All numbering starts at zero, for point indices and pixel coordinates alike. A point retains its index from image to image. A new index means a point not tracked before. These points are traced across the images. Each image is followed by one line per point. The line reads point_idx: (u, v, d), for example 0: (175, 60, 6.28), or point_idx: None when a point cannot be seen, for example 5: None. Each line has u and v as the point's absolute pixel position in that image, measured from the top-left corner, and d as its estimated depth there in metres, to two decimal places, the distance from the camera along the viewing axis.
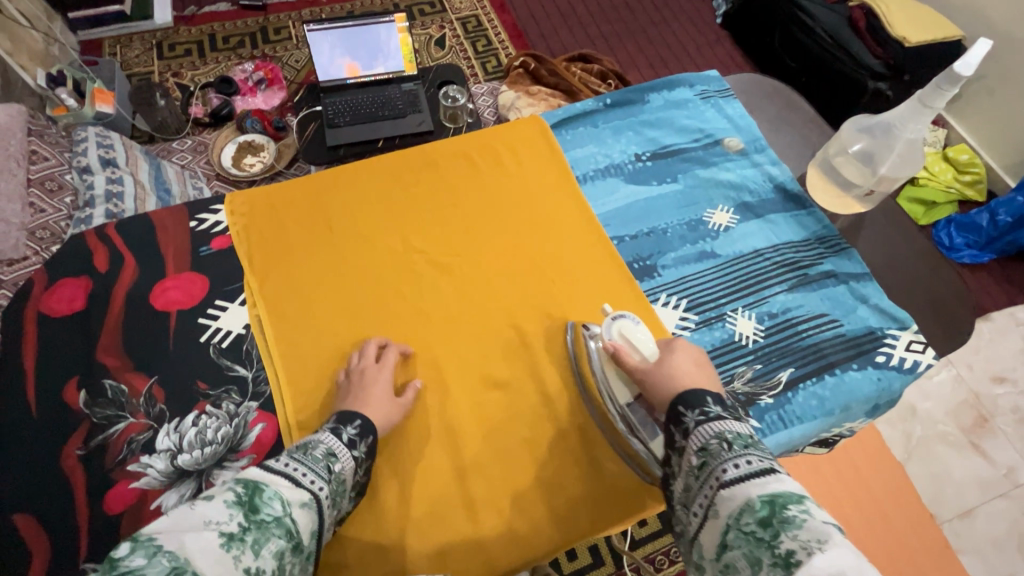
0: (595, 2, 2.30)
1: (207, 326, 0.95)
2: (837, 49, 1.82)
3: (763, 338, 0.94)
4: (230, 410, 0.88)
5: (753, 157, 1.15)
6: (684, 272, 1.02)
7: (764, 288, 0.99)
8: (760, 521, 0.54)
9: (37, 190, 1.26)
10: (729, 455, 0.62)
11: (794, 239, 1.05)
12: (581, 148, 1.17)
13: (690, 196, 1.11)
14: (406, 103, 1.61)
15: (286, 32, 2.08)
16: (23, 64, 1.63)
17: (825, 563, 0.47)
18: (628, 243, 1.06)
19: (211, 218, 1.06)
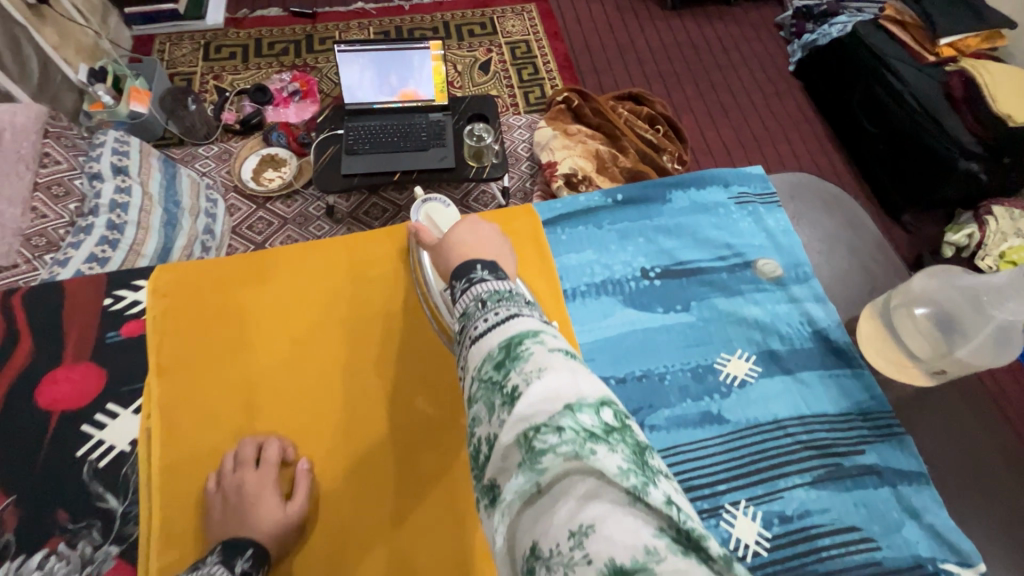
0: (656, 37, 2.14)
1: (88, 437, 0.81)
2: (926, 118, 1.59)
3: (768, 551, 0.74)
4: (83, 555, 0.72)
5: (790, 290, 0.96)
6: (679, 439, 0.81)
7: (780, 478, 0.79)
8: (495, 366, 0.50)
9: (42, 194, 1.24)
10: (480, 312, 0.56)
11: (828, 411, 0.86)
12: (577, 252, 0.98)
13: (703, 334, 0.91)
14: (430, 135, 1.52)
15: (331, 42, 2.04)
16: (67, 59, 1.65)
17: (545, 390, 0.45)
18: (615, 388, 0.85)
19: (131, 296, 0.93)
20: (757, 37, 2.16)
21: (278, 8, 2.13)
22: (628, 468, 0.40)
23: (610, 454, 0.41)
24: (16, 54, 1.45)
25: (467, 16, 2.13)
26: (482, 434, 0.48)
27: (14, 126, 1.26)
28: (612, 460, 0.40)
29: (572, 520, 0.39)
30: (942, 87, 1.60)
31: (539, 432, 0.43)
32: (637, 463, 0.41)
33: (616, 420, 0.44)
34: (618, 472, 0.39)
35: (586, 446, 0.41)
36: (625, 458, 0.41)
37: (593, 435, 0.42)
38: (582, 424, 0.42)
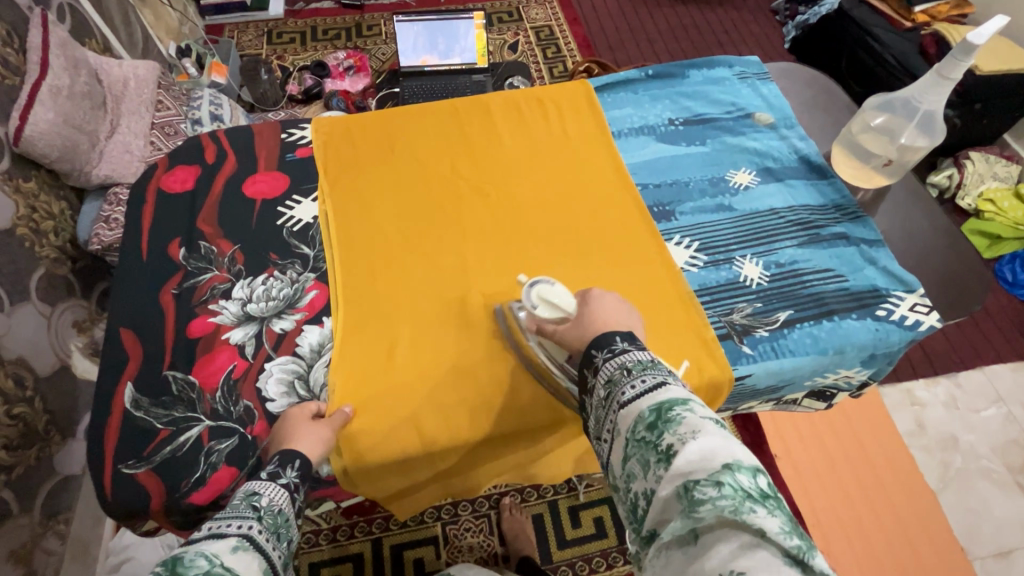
0: (663, 21, 2.41)
1: (283, 214, 0.94)
2: (903, 73, 1.83)
3: (768, 283, 0.84)
4: (292, 277, 0.88)
5: (782, 132, 1.02)
6: (700, 220, 0.92)
7: (774, 241, 0.88)
8: (648, 426, 0.57)
9: (158, 132, 1.49)
10: (627, 378, 0.62)
11: (812, 202, 0.93)
12: (618, 109, 1.06)
13: (715, 158, 0.99)
14: (474, 92, 1.77)
15: (378, 29, 2.32)
16: (160, 37, 1.94)
17: (700, 449, 0.52)
18: (651, 191, 0.95)
19: (301, 133, 1.05)
20: (754, 21, 2.42)
21: (329, 1, 2.42)
22: (788, 530, 0.45)
23: (769, 516, 0.46)
24: (126, 26, 1.72)
25: (496, 5, 2.41)
26: (638, 489, 0.56)
27: (135, 77, 1.51)
28: (772, 521, 0.46)
29: (724, 568, 0.45)
30: (918, 46, 1.84)
31: (697, 485, 0.49)
32: (794, 529, 0.46)
33: (769, 487, 0.50)
34: (778, 531, 0.45)
35: (744, 504, 0.47)
36: (783, 522, 0.46)
37: (750, 496, 0.48)
38: (740, 483, 0.49)
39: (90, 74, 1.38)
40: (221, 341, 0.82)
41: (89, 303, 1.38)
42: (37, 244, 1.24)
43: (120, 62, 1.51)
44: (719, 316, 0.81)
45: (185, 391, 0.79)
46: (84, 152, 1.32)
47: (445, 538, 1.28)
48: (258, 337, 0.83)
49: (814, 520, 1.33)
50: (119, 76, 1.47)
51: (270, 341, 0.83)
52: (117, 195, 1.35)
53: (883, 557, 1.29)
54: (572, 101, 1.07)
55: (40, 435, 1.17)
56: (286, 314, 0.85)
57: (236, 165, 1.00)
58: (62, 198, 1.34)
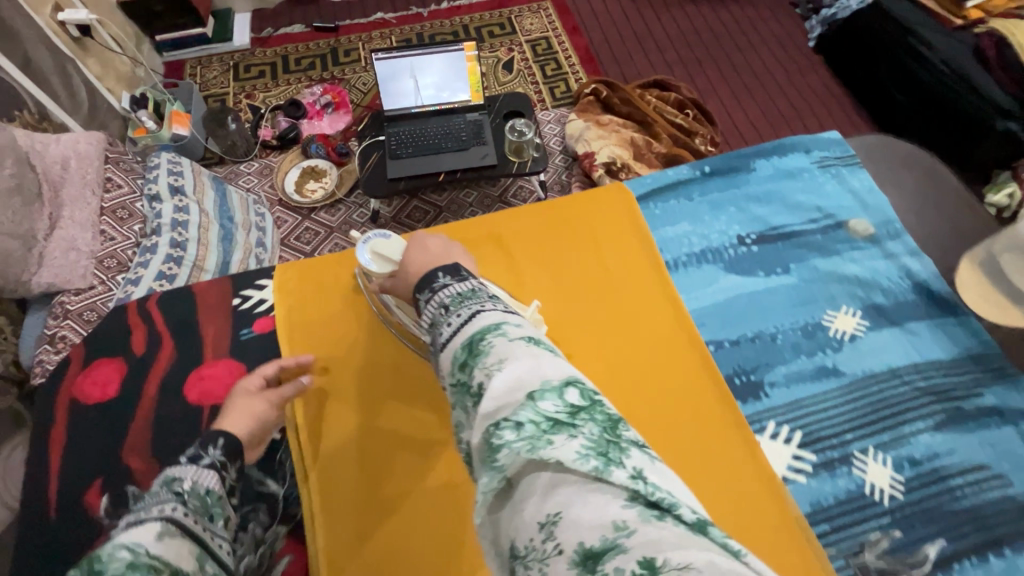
0: (672, 23, 2.16)
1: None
2: (957, 81, 1.59)
3: (903, 493, 0.70)
4: (257, 535, 0.75)
5: (886, 246, 0.89)
6: (799, 395, 0.76)
7: (904, 422, 0.75)
8: (461, 366, 0.51)
9: (109, 218, 1.29)
10: (443, 318, 0.56)
11: (939, 358, 0.80)
12: (673, 225, 0.91)
13: (806, 293, 0.84)
14: (469, 135, 1.55)
15: (356, 54, 2.09)
16: (109, 88, 1.71)
17: (507, 381, 0.46)
18: (729, 350, 0.79)
19: (256, 294, 0.94)
20: (772, 17, 2.17)
21: (300, 24, 2.17)
22: (587, 450, 0.40)
23: (567, 442, 0.41)
24: (66, 84, 1.50)
25: (485, 18, 2.17)
26: (464, 438, 0.48)
27: (77, 154, 1.30)
28: (570, 447, 0.40)
29: (540, 512, 0.39)
30: (974, 48, 1.60)
31: (498, 428, 0.43)
32: (595, 445, 0.41)
33: (580, 401, 0.45)
34: (575, 457, 0.39)
35: (542, 437, 0.41)
36: (584, 440, 0.41)
37: (553, 424, 0.42)
38: (542, 413, 0.43)
39: (19, 161, 1.17)
40: None
41: None
42: None
43: (58, 137, 1.29)
44: (849, 559, 0.66)
45: None
46: (17, 259, 1.12)
47: None
48: None
49: None
50: (56, 156, 1.26)
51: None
52: (62, 306, 1.16)
53: None
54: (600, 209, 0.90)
55: None
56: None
57: (173, 352, 0.87)
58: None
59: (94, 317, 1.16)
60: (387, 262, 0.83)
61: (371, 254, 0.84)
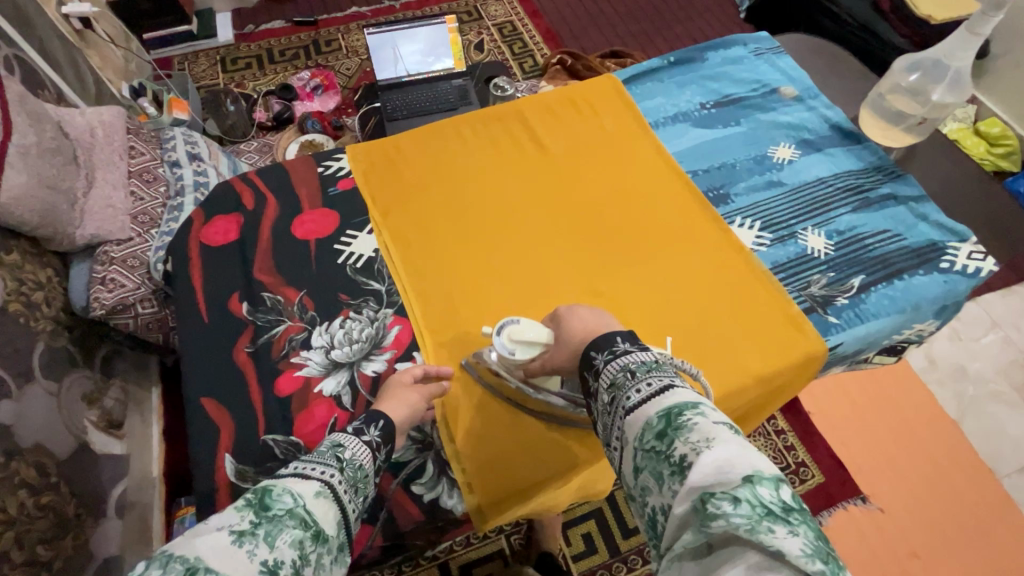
0: (621, 3, 2.43)
1: (342, 250, 0.92)
2: (862, 31, 1.91)
3: (834, 251, 0.89)
4: (370, 315, 0.87)
5: (809, 103, 1.07)
6: (756, 199, 0.95)
7: (831, 210, 0.93)
8: (656, 435, 0.55)
9: (137, 180, 1.40)
10: (631, 383, 0.61)
11: (854, 168, 0.99)
12: (649, 99, 1.08)
13: (754, 135, 1.03)
14: (457, 97, 1.74)
15: (337, 43, 2.25)
16: (109, 78, 1.81)
17: (717, 459, 0.50)
18: (701, 176, 0.97)
19: (337, 164, 1.02)
20: None
21: (280, 20, 2.32)
22: (810, 553, 0.43)
23: (788, 535, 0.44)
24: (75, 70, 1.60)
25: (453, 6, 2.37)
26: (656, 503, 0.53)
27: (102, 124, 1.41)
28: (792, 541, 0.43)
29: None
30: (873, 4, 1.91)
31: (711, 500, 0.48)
32: (816, 549, 0.44)
33: (792, 499, 0.48)
34: (797, 551, 0.42)
35: (762, 522, 0.45)
36: (806, 541, 0.44)
37: (771, 513, 0.46)
38: (759, 497, 0.46)
39: (55, 127, 1.27)
40: (315, 394, 0.81)
41: (93, 372, 1.28)
42: (31, 317, 1.15)
43: (83, 110, 1.40)
44: (799, 291, 0.85)
45: (290, 453, 0.77)
46: (64, 212, 1.22)
47: (510, 546, 1.27)
48: (352, 384, 0.82)
49: (855, 466, 1.39)
50: (84, 126, 1.36)
51: (365, 387, 0.81)
52: (106, 254, 1.26)
53: (919, 489, 1.37)
54: (599, 98, 1.07)
55: (72, 520, 1.08)
56: (373, 356, 0.84)
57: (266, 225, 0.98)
58: (46, 265, 1.23)
59: (137, 263, 1.27)
60: (535, 349, 0.76)
61: (513, 343, 0.76)
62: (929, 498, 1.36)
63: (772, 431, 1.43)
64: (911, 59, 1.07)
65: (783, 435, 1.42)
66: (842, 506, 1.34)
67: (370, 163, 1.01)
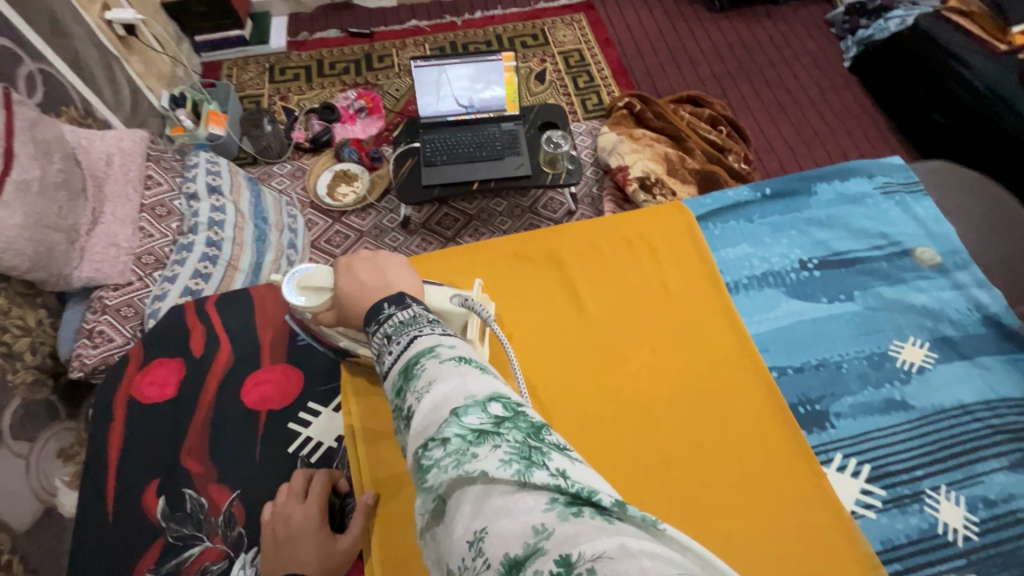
0: (706, 39, 2.16)
1: (296, 434, 0.75)
2: (1001, 106, 1.57)
3: (978, 536, 0.66)
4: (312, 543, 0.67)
5: (953, 276, 0.84)
6: (868, 427, 0.72)
7: (977, 462, 0.70)
8: (395, 392, 0.44)
9: (148, 215, 1.30)
10: (384, 347, 0.49)
11: (1014, 395, 0.75)
12: (734, 247, 0.87)
13: (871, 322, 0.80)
14: (504, 145, 1.55)
15: (390, 60, 2.11)
16: (150, 86, 1.73)
17: (434, 399, 0.40)
18: (792, 378, 0.76)
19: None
20: (807, 36, 2.16)
21: (335, 29, 2.20)
22: (510, 458, 0.35)
23: (492, 451, 0.36)
24: (110, 81, 1.53)
25: (519, 28, 2.18)
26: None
27: (121, 150, 1.32)
28: (493, 456, 0.35)
29: (467, 527, 0.34)
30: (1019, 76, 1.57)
31: (424, 447, 0.38)
32: (521, 450, 0.36)
33: (505, 410, 0.40)
34: (497, 465, 0.35)
35: (467, 451, 0.36)
36: (509, 449, 0.36)
37: (479, 435, 0.37)
38: (467, 425, 0.38)
39: (67, 157, 1.18)
40: None
41: (77, 424, 1.19)
42: (10, 370, 1.06)
43: (104, 133, 1.31)
44: None
45: None
46: (62, 253, 1.13)
47: None
48: None
49: None
50: (101, 152, 1.27)
51: None
52: (100, 300, 1.17)
53: None
54: (664, 237, 0.87)
55: None
56: None
57: (250, 330, 0.85)
58: (39, 306, 1.15)
59: (132, 313, 1.18)
60: (320, 296, 0.69)
61: (300, 289, 0.70)
62: None
63: None
64: None
65: None
66: None
67: None
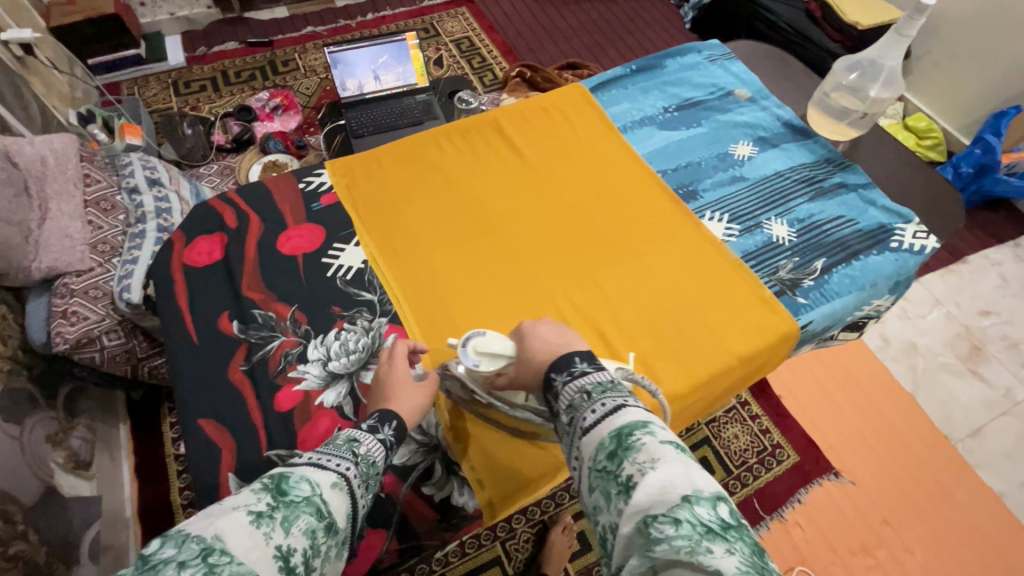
0: (573, 17, 2.52)
1: (329, 264, 0.92)
2: (799, 37, 2.05)
3: (797, 238, 0.95)
4: (365, 325, 0.86)
5: (762, 103, 1.15)
6: (722, 194, 1.01)
7: (790, 201, 1.00)
8: (608, 455, 0.59)
9: (94, 209, 1.35)
10: (588, 403, 0.65)
11: (806, 161, 1.07)
12: (616, 106, 1.13)
13: (715, 135, 1.09)
14: (422, 112, 1.76)
15: (294, 63, 2.24)
16: (55, 106, 1.73)
17: (658, 481, 0.54)
18: (670, 175, 1.03)
19: (318, 179, 1.02)
20: (653, 8, 2.59)
21: (233, 41, 2.29)
22: (745, 569, 0.46)
23: (727, 553, 0.47)
24: (18, 98, 1.54)
25: (410, 23, 2.41)
26: (605, 522, 0.57)
27: (53, 153, 1.36)
28: (728, 560, 0.47)
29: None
30: (805, 12, 2.07)
31: (656, 520, 0.51)
32: (752, 565, 0.47)
33: (728, 519, 0.52)
34: (735, 569, 0.46)
35: (701, 541, 0.48)
36: (741, 559, 0.47)
37: (709, 531, 0.49)
38: (698, 517, 0.50)
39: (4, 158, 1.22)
40: (317, 407, 0.80)
41: (58, 414, 1.23)
42: None
43: (32, 139, 1.35)
44: (769, 277, 0.90)
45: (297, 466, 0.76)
46: (17, 246, 1.17)
47: (508, 555, 1.29)
48: (355, 393, 0.81)
49: (827, 444, 1.47)
50: (34, 155, 1.31)
51: (365, 396, 0.81)
52: (66, 286, 1.21)
53: (885, 461, 1.46)
54: (571, 104, 1.12)
55: (43, 568, 1.01)
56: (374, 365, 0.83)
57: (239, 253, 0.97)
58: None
59: (101, 294, 1.23)
60: (500, 361, 0.77)
61: (477, 355, 0.77)
62: (895, 468, 1.45)
63: (747, 416, 1.50)
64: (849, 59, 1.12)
65: (758, 420, 1.49)
66: (817, 482, 1.42)
67: (350, 178, 1.02)
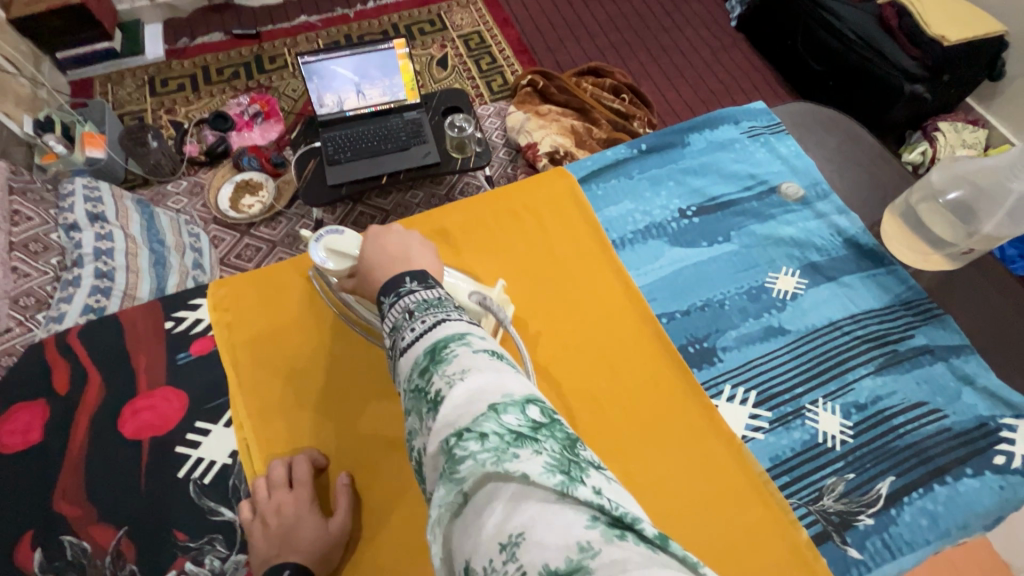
0: (601, 9, 2.19)
1: (185, 457, 0.79)
2: (868, 50, 1.70)
3: (853, 438, 0.79)
4: (213, 568, 0.72)
5: (816, 207, 1.01)
6: (750, 355, 0.86)
7: (848, 371, 0.85)
8: (421, 373, 0.49)
9: (21, 253, 1.17)
10: (407, 323, 0.55)
11: (874, 306, 0.91)
12: (618, 206, 1.01)
13: (748, 258, 0.95)
14: (409, 134, 1.52)
15: (282, 60, 2.01)
16: (8, 112, 1.54)
17: (469, 389, 0.44)
18: (680, 321, 0.89)
19: (191, 315, 0.92)
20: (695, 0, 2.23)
21: (218, 32, 2.07)
22: (553, 466, 0.38)
23: (534, 456, 0.39)
24: None
25: (414, 14, 2.13)
26: (416, 447, 0.46)
27: None
28: (535, 460, 0.38)
29: (501, 532, 0.35)
30: (879, 19, 1.72)
31: (460, 438, 0.40)
32: (560, 461, 0.39)
33: (543, 417, 0.43)
34: (541, 470, 0.37)
35: (508, 450, 0.39)
36: (549, 457, 0.39)
37: (519, 436, 0.40)
38: (506, 424, 0.41)
39: None
40: None
41: None
42: None
43: None
44: (808, 506, 0.74)
45: None
46: None
47: None
48: None
49: None
50: None
51: None
52: None
53: None
54: (553, 203, 0.98)
55: None
56: None
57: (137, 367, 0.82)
58: None
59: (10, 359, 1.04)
60: (348, 260, 0.79)
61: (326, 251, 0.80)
62: None
63: None
64: (953, 172, 0.95)
65: None
66: None
67: (237, 314, 0.91)
